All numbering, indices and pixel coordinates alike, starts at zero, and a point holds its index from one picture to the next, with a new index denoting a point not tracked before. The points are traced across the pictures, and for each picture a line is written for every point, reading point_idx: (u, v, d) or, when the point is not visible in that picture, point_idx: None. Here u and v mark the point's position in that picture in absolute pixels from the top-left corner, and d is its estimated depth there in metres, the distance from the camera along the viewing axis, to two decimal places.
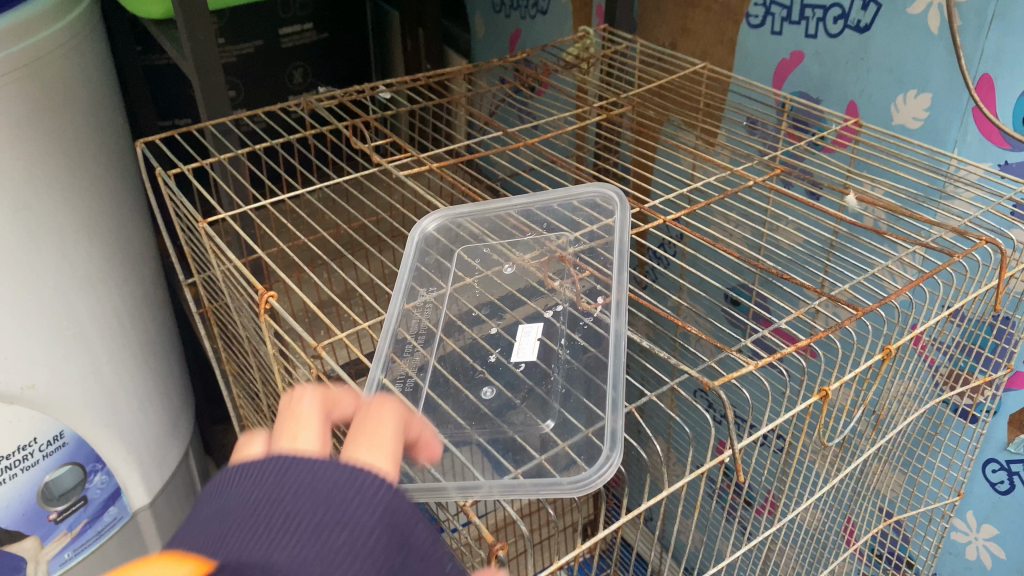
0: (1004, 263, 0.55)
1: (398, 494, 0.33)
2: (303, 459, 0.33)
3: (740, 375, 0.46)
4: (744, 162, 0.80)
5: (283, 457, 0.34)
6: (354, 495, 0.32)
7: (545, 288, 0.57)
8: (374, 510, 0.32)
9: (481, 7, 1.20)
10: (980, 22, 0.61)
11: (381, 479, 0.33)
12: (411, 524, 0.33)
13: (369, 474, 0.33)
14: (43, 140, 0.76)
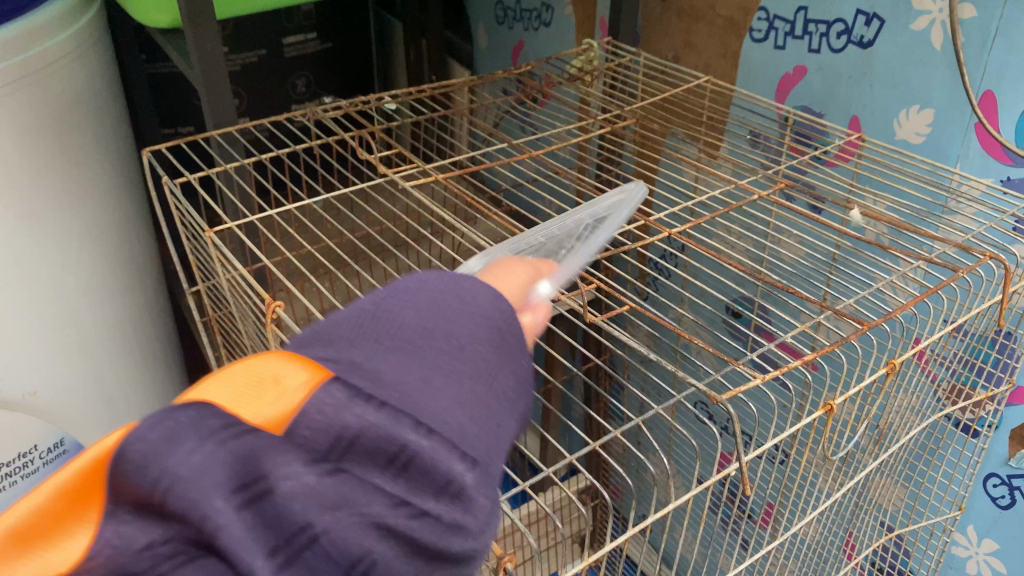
0: (1008, 278, 0.55)
1: (496, 303, 0.38)
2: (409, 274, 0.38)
3: (746, 389, 0.46)
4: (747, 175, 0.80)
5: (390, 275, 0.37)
6: (460, 302, 0.37)
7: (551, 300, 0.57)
8: (478, 318, 0.37)
9: (484, 19, 1.21)
10: (983, 39, 0.62)
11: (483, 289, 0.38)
12: (515, 331, 0.38)
13: (472, 286, 0.38)
14: (49, 148, 0.77)
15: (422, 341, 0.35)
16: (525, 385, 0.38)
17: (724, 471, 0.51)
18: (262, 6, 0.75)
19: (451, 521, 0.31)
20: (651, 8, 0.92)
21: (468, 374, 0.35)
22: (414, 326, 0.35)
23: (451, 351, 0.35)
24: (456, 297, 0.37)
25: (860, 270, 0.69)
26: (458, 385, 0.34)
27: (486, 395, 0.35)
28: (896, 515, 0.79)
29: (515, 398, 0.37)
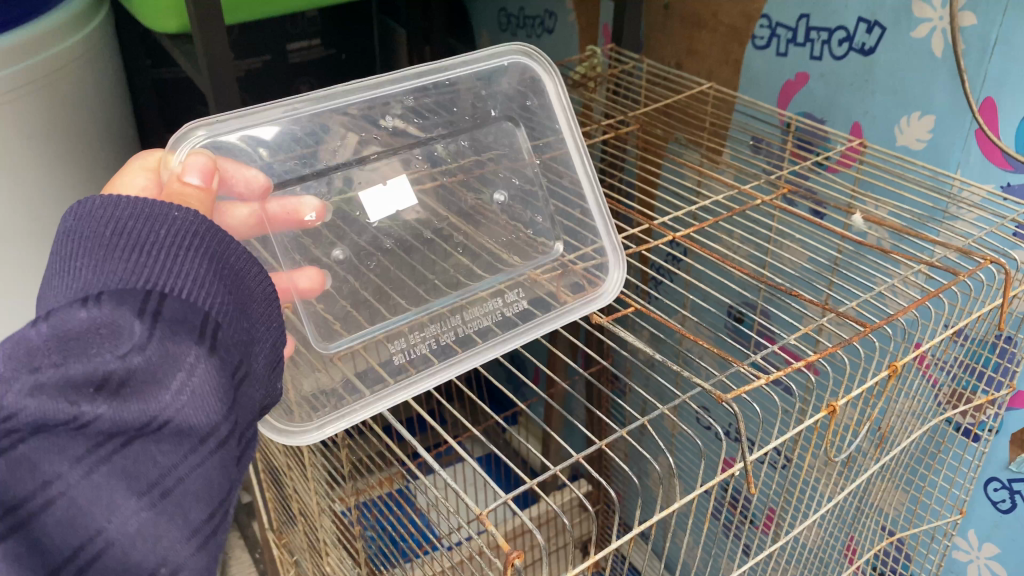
0: (1008, 282, 0.56)
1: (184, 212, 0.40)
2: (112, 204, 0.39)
3: (751, 390, 0.47)
4: (749, 181, 0.81)
5: (104, 208, 0.39)
6: (157, 224, 0.39)
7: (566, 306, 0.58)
8: (177, 231, 0.39)
9: (487, 26, 1.22)
10: (983, 47, 0.62)
11: (173, 208, 0.40)
12: (226, 241, 0.42)
13: (159, 210, 0.40)
14: (57, 152, 0.77)
15: (155, 263, 0.38)
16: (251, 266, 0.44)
17: (729, 471, 0.52)
18: (269, 12, 0.76)
19: (183, 405, 0.36)
20: (654, 16, 0.93)
21: (207, 276, 0.40)
22: (115, 245, 0.38)
23: (186, 269, 0.39)
24: (150, 209, 0.39)
25: (861, 274, 0.69)
26: (194, 283, 0.39)
27: (211, 287, 0.40)
28: (897, 519, 0.79)
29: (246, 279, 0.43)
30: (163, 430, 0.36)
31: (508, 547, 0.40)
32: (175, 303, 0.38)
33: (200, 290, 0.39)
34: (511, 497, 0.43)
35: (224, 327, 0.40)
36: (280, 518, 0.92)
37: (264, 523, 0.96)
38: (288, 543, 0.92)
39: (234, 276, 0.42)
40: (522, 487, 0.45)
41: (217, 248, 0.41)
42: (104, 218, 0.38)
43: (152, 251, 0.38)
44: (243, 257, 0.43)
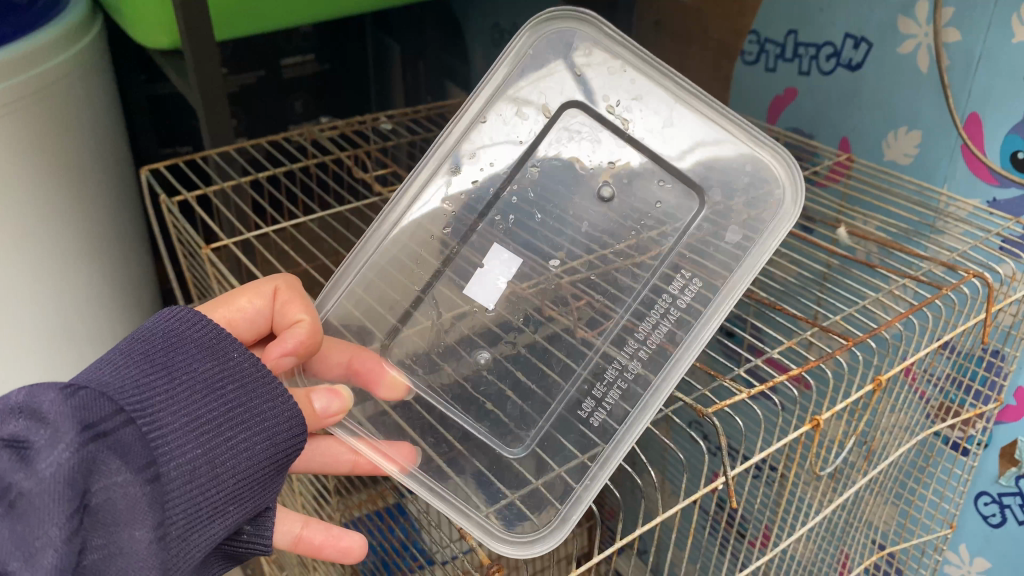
0: (991, 296, 0.56)
1: (194, 341, 0.44)
2: (150, 331, 0.44)
3: (733, 403, 0.47)
4: None
5: (155, 338, 0.43)
6: (164, 360, 0.42)
7: (576, 337, 0.55)
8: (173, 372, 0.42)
9: (481, 43, 1.23)
10: (966, 63, 0.63)
11: (192, 341, 0.44)
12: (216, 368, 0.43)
13: (182, 341, 0.43)
14: (48, 170, 0.78)
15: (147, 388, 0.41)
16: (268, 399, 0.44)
17: (711, 486, 0.51)
18: (269, 26, 0.76)
19: (38, 492, 0.35)
20: (645, 31, 0.93)
21: (178, 404, 0.41)
22: (134, 373, 0.41)
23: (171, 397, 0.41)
24: (195, 341, 0.44)
25: (849, 288, 0.69)
26: (166, 411, 0.41)
27: (183, 415, 0.41)
28: (887, 533, 0.79)
29: (248, 415, 0.43)
30: (22, 516, 0.35)
31: (490, 561, 0.43)
32: (95, 398, 0.39)
33: (139, 395, 0.40)
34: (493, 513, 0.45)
35: (150, 488, 0.39)
36: None
37: None
38: (276, 560, 0.93)
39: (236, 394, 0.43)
40: (501, 499, 0.51)
41: (211, 379, 0.43)
42: (156, 338, 0.43)
43: (140, 334, 0.43)
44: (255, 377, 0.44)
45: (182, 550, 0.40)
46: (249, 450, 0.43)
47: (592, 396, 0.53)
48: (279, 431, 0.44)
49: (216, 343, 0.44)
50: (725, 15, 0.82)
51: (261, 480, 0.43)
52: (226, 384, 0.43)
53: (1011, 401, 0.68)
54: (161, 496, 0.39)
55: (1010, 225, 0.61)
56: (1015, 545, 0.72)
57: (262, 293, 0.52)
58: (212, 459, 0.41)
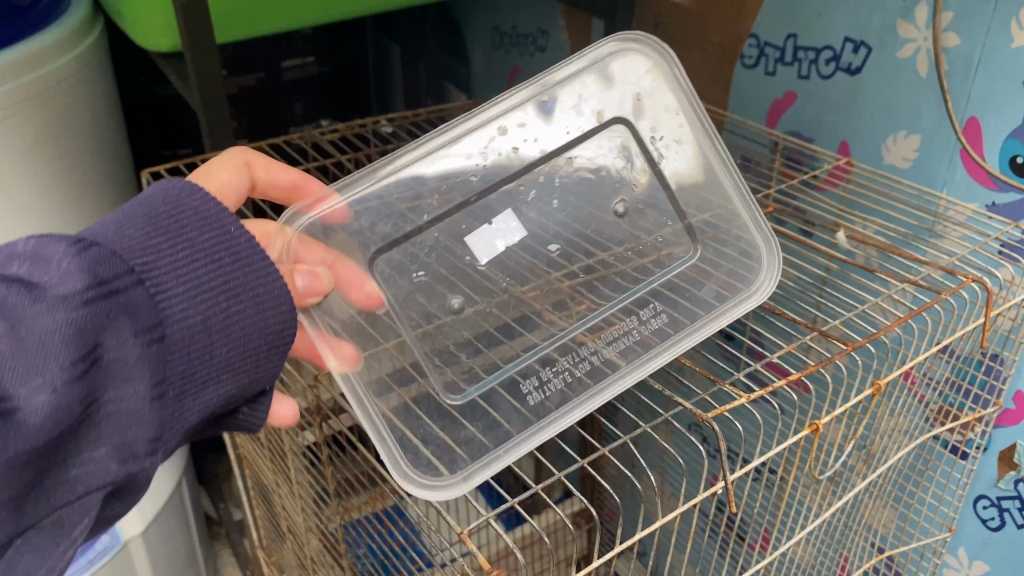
0: (990, 300, 0.56)
1: (206, 207, 0.46)
2: (167, 185, 0.46)
3: (733, 408, 0.47)
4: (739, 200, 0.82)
5: (167, 193, 0.45)
6: (174, 225, 0.44)
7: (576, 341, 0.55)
8: (183, 239, 0.44)
9: (480, 44, 1.21)
10: (966, 67, 0.63)
11: (202, 208, 0.45)
12: (222, 238, 0.45)
13: (195, 207, 0.45)
14: (49, 174, 0.78)
15: (154, 253, 0.43)
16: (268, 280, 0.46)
17: (711, 489, 0.51)
18: (269, 29, 0.76)
19: (46, 333, 0.39)
20: (644, 34, 0.93)
21: (181, 273, 0.44)
22: (142, 233, 0.44)
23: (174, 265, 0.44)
24: (206, 211, 0.45)
25: (849, 292, 0.69)
26: (169, 278, 0.43)
27: (184, 284, 0.44)
28: (886, 536, 0.79)
29: (245, 293, 0.45)
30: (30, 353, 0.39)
31: (489, 565, 0.42)
32: (106, 255, 0.42)
33: (146, 255, 0.43)
34: (493, 517, 0.45)
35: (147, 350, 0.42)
36: (270, 536, 0.93)
37: (256, 541, 0.98)
38: (277, 561, 0.93)
39: (236, 272, 0.45)
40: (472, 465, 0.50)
41: (216, 250, 0.45)
42: (167, 197, 0.45)
43: (152, 192, 0.46)
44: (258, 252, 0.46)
45: (172, 406, 0.45)
46: (243, 324, 0.46)
47: (538, 376, 0.54)
48: (270, 312, 0.46)
49: (217, 214, 0.46)
50: (724, 19, 0.82)
51: (253, 358, 0.47)
52: (228, 257, 0.45)
53: (1010, 405, 0.68)
54: (159, 359, 0.43)
55: (1009, 230, 0.62)
56: (1014, 548, 0.72)
57: (235, 164, 0.55)
58: (207, 331, 0.44)
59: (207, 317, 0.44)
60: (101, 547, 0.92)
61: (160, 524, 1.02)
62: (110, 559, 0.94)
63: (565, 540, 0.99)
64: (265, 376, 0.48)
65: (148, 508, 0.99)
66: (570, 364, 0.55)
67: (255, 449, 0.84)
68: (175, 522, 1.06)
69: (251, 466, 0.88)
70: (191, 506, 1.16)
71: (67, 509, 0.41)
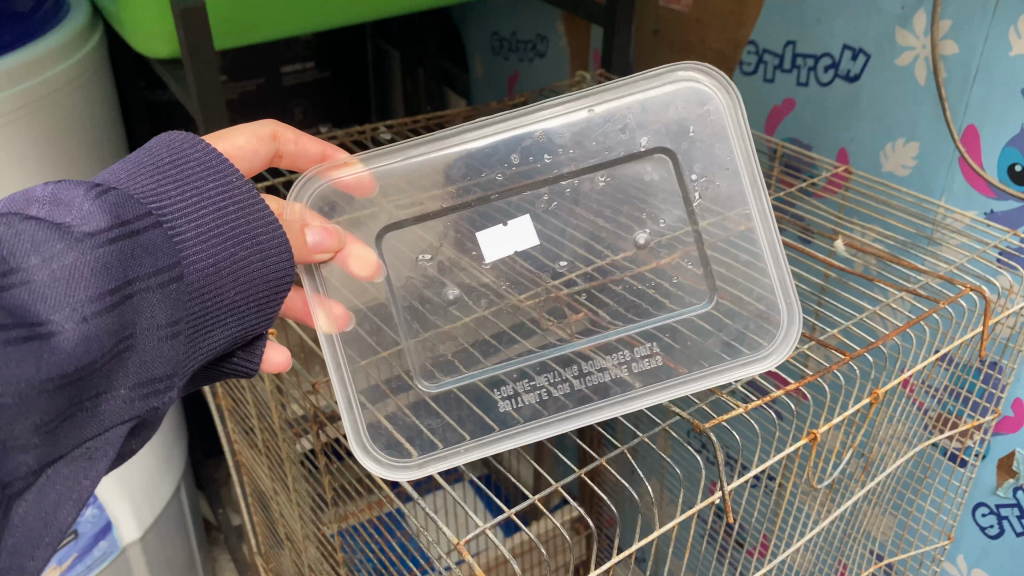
0: (988, 308, 0.56)
1: (211, 161, 0.47)
2: (171, 144, 0.47)
3: (731, 418, 0.47)
4: None
5: (171, 152, 0.47)
6: (182, 176, 0.46)
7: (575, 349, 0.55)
8: (192, 188, 0.45)
9: (481, 49, 1.22)
10: (964, 75, 0.63)
11: (207, 162, 0.47)
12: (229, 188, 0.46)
13: (200, 160, 0.47)
14: (48, 181, 0.78)
15: (165, 199, 0.44)
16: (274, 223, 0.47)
17: (709, 499, 0.51)
18: (268, 35, 0.76)
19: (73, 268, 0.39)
20: (644, 40, 0.93)
21: (191, 217, 0.45)
22: (152, 181, 0.45)
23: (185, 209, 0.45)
24: (210, 162, 0.47)
25: (847, 300, 0.69)
26: (180, 220, 0.44)
27: (196, 227, 0.45)
28: (885, 544, 0.79)
29: (254, 235, 0.46)
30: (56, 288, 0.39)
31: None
32: (122, 199, 0.43)
33: (158, 200, 0.44)
34: (490, 528, 0.45)
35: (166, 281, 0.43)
36: (268, 542, 0.93)
37: (254, 547, 0.97)
38: (275, 567, 0.93)
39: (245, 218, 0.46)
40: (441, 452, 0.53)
41: (225, 196, 0.46)
42: (173, 153, 0.46)
43: (153, 149, 0.47)
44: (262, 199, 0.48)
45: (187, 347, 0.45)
46: (252, 269, 0.46)
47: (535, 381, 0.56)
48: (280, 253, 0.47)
49: (222, 166, 0.47)
50: (724, 26, 0.82)
51: (264, 297, 0.48)
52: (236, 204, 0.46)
53: (1009, 412, 0.68)
54: (178, 296, 0.44)
55: (1008, 238, 0.62)
56: (1013, 556, 0.72)
57: (259, 133, 0.57)
58: (222, 269, 0.45)
59: (219, 255, 0.45)
60: (100, 553, 0.92)
61: (158, 530, 1.02)
62: (108, 564, 0.94)
63: (564, 547, 0.99)
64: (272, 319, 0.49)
65: (147, 513, 0.99)
66: (569, 374, 0.56)
67: (253, 454, 0.84)
68: (174, 527, 1.06)
69: (248, 473, 0.88)
70: (190, 511, 1.16)
71: (94, 442, 0.41)
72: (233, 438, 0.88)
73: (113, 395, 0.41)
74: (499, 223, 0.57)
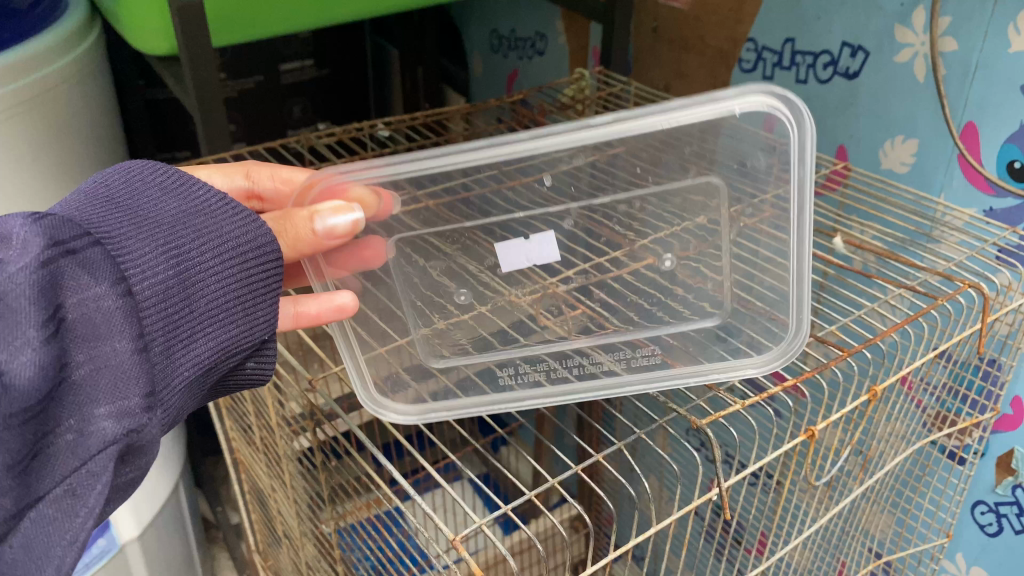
0: (988, 306, 0.56)
1: (158, 183, 0.44)
2: (112, 175, 0.44)
3: (728, 414, 0.47)
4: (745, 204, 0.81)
5: (115, 180, 0.44)
6: (128, 200, 0.42)
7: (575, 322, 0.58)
8: (141, 208, 0.42)
9: (480, 47, 1.22)
10: (963, 72, 0.63)
11: (153, 184, 0.44)
12: (177, 204, 0.44)
13: (145, 185, 0.44)
14: (46, 178, 0.78)
15: (113, 220, 0.41)
16: (233, 229, 0.44)
17: (706, 495, 0.51)
18: (267, 33, 0.75)
19: (15, 295, 0.35)
20: (643, 38, 0.93)
21: (143, 234, 0.41)
22: (98, 206, 0.41)
23: (139, 229, 0.41)
24: (159, 185, 0.44)
25: (847, 297, 0.69)
26: (133, 237, 0.41)
27: (152, 242, 0.41)
28: (884, 542, 0.79)
29: (213, 243, 0.43)
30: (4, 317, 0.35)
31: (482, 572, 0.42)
32: (63, 221, 0.39)
33: (106, 223, 0.40)
34: (487, 523, 0.45)
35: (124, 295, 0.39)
36: (266, 540, 0.93)
37: (252, 545, 0.97)
38: (274, 565, 0.93)
39: (200, 228, 0.43)
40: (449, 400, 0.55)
41: (176, 212, 0.43)
42: (116, 182, 0.43)
43: (97, 181, 0.43)
44: (217, 207, 0.45)
45: (163, 371, 0.41)
46: (217, 279, 0.43)
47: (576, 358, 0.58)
48: (244, 257, 0.44)
49: (174, 186, 0.44)
50: (723, 23, 0.82)
51: (237, 300, 0.44)
52: (188, 217, 0.43)
53: (1008, 410, 0.68)
54: (141, 314, 0.39)
55: (1007, 235, 0.61)
56: (1012, 554, 0.72)
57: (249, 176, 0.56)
58: (184, 275, 0.42)
59: (179, 267, 0.42)
60: (98, 551, 0.92)
61: (157, 529, 1.02)
62: (106, 562, 0.94)
63: (563, 544, 0.99)
64: (256, 325, 0.46)
65: (145, 511, 0.98)
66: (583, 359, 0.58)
67: (251, 451, 0.83)
68: (172, 525, 1.06)
69: (247, 471, 0.88)
70: (188, 509, 1.16)
71: (74, 475, 0.36)
72: (231, 436, 0.88)
73: (90, 423, 0.37)
74: (521, 237, 0.58)
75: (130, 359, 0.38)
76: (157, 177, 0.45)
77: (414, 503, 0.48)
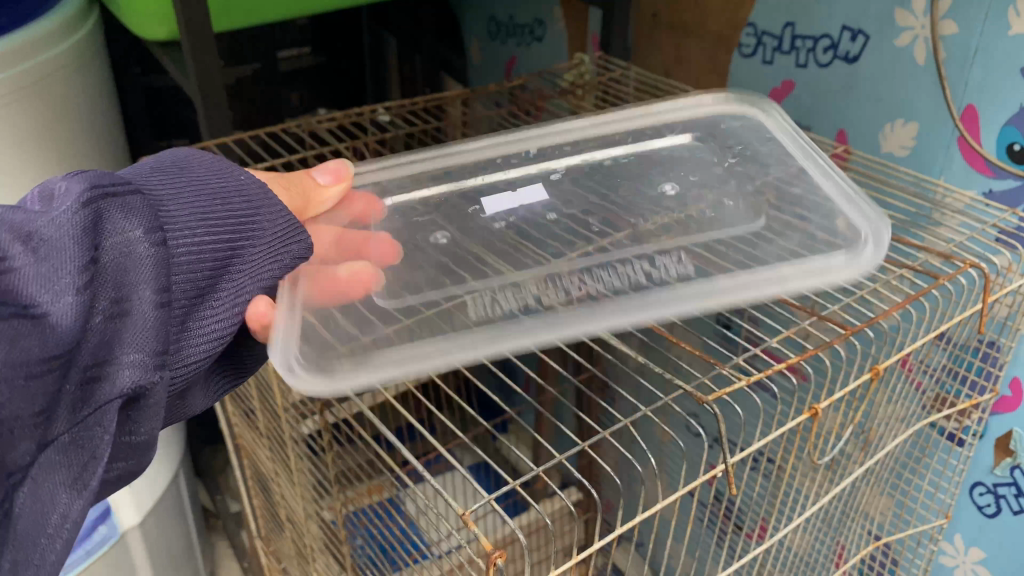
0: (988, 287, 0.56)
1: (211, 164, 0.48)
2: (174, 155, 0.49)
3: (733, 392, 0.47)
4: None
5: (173, 159, 0.48)
6: (179, 174, 0.47)
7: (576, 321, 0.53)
8: (193, 182, 0.46)
9: (478, 33, 1.22)
10: (963, 55, 0.63)
11: (205, 165, 0.48)
12: (223, 180, 0.47)
13: (197, 165, 0.48)
14: (45, 163, 0.78)
15: (160, 189, 0.45)
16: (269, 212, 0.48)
17: (710, 474, 0.51)
18: (268, 17, 0.75)
19: (57, 240, 0.39)
20: (642, 23, 0.93)
21: (185, 204, 0.45)
22: (150, 178, 0.46)
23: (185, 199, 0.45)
24: (212, 165, 0.48)
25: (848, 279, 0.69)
26: (176, 206, 0.45)
27: (194, 213, 0.45)
28: (883, 524, 0.80)
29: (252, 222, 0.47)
30: (45, 259, 0.38)
31: (491, 548, 0.42)
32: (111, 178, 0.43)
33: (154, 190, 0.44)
34: (495, 499, 0.45)
35: (158, 256, 0.42)
36: (268, 526, 0.94)
37: (254, 532, 0.98)
38: (276, 551, 0.93)
39: (242, 207, 0.47)
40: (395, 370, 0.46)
41: (220, 188, 0.47)
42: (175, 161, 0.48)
43: (156, 158, 0.48)
44: (259, 191, 0.48)
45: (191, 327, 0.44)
46: (250, 253, 0.47)
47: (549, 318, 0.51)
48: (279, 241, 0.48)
49: (223, 168, 0.48)
50: (723, 8, 0.82)
51: (268, 277, 0.48)
52: (231, 197, 0.47)
53: (1007, 392, 0.69)
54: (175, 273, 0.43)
55: (1008, 216, 0.62)
56: (1010, 535, 0.72)
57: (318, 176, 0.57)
58: (220, 250, 0.45)
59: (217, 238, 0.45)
60: (100, 537, 0.93)
61: (158, 516, 1.02)
62: (108, 550, 0.94)
63: (564, 528, 0.99)
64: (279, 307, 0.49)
65: (146, 498, 0.99)
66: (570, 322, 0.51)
67: (253, 436, 0.84)
68: (173, 513, 1.06)
69: (249, 456, 0.89)
70: (189, 497, 1.16)
71: (92, 423, 0.39)
72: (232, 422, 0.88)
73: (114, 369, 0.40)
74: None
75: (156, 315, 0.41)
76: (214, 162, 0.49)
77: (421, 481, 0.48)
